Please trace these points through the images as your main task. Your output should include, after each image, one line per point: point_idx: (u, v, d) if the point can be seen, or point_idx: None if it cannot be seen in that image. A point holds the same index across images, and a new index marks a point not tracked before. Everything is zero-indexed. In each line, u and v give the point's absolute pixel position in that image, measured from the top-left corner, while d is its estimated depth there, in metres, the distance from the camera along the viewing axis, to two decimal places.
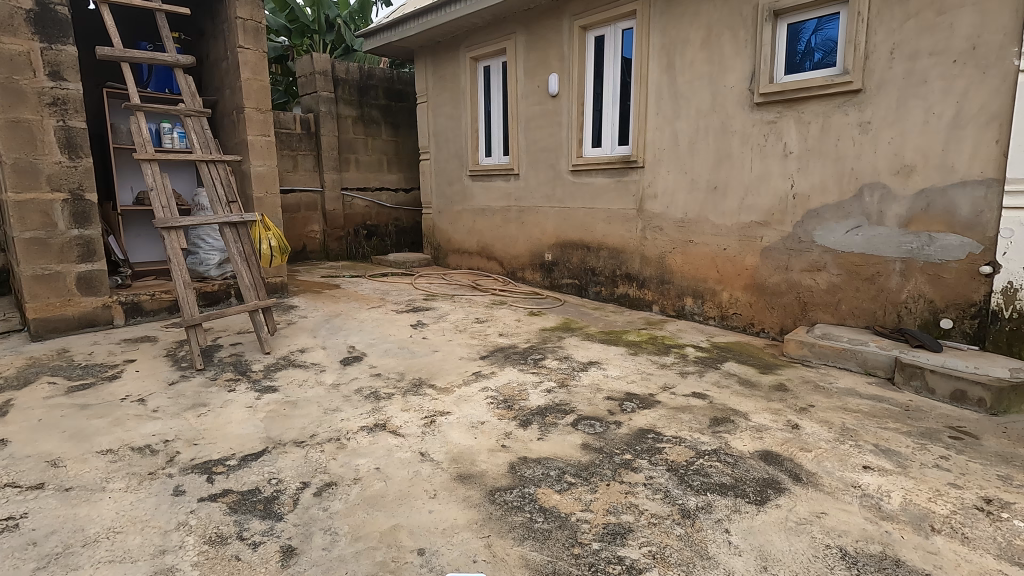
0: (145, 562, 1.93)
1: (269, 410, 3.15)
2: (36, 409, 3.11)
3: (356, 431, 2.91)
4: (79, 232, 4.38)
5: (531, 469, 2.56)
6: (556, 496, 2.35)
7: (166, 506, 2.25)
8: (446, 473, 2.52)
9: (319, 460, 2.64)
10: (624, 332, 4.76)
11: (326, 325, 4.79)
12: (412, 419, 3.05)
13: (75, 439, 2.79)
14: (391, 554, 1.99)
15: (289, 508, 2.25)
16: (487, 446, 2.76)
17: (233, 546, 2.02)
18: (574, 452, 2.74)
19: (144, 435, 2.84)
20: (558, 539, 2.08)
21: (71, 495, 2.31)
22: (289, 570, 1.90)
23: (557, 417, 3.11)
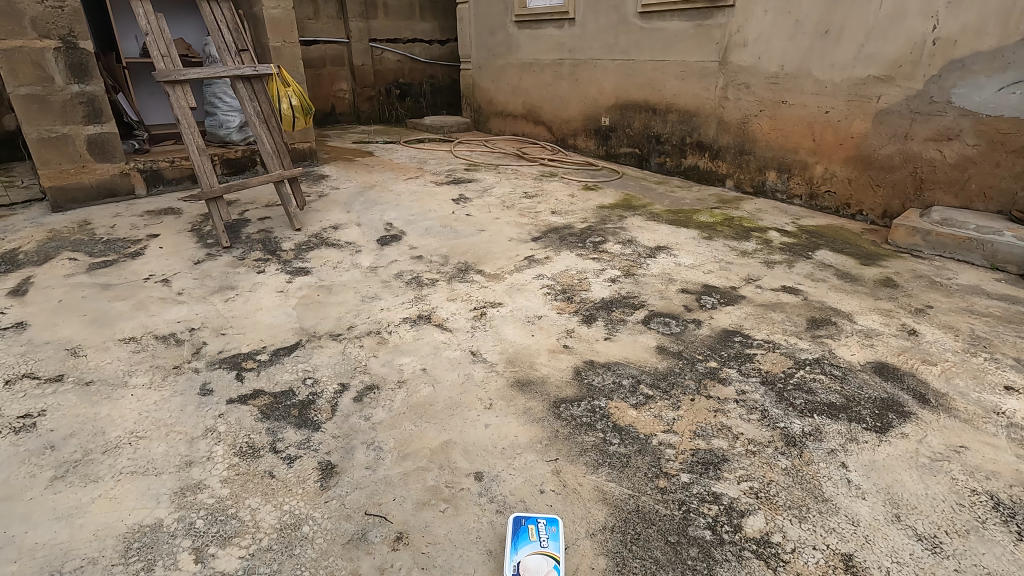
0: (170, 475, 1.71)
1: (302, 297, 2.83)
2: (56, 289, 2.88)
3: (397, 324, 2.58)
4: (80, 88, 3.88)
5: (600, 376, 2.20)
6: (632, 412, 2.00)
7: (192, 407, 2.01)
8: (502, 378, 2.19)
9: (359, 357, 2.33)
10: (694, 212, 4.15)
11: (359, 198, 4.34)
12: (459, 311, 2.69)
13: (96, 325, 2.55)
14: (444, 478, 1.71)
15: (327, 416, 1.97)
16: (547, 347, 2.40)
17: (265, 460, 1.77)
18: (649, 356, 2.34)
19: (169, 322, 2.58)
20: (639, 468, 1.76)
21: (91, 391, 2.09)
22: (329, 493, 1.65)
23: (625, 313, 2.69)
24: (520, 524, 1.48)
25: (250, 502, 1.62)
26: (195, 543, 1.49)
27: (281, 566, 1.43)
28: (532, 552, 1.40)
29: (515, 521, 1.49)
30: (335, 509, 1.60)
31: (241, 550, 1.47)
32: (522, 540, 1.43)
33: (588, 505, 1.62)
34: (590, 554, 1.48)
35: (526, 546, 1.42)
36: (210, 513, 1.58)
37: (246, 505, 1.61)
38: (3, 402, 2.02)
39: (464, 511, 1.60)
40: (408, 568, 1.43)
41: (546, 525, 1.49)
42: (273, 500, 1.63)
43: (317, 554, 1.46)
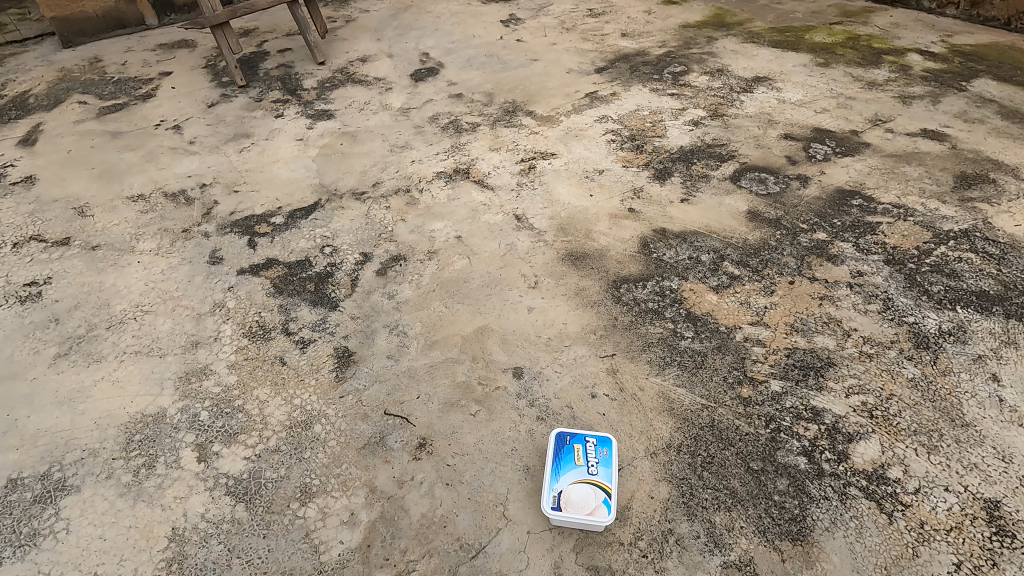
0: (175, 357, 1.53)
1: (323, 146, 2.43)
2: (65, 138, 2.62)
3: (429, 180, 2.17)
4: None
5: (672, 250, 1.77)
6: (712, 297, 1.60)
7: (200, 278, 1.78)
8: (551, 251, 1.80)
9: (384, 221, 1.99)
10: (807, 30, 3.24)
11: (391, 23, 3.67)
12: (503, 164, 2.24)
13: (104, 180, 2.30)
14: (477, 374, 1.44)
15: (346, 293, 1.70)
16: (609, 211, 1.95)
17: (277, 344, 1.55)
18: (738, 225, 1.86)
19: (179, 177, 2.30)
20: (717, 370, 1.41)
21: (97, 256, 1.90)
22: (345, 387, 1.43)
23: (709, 166, 2.14)
24: (564, 442, 1.23)
25: (258, 393, 1.43)
26: (199, 439, 1.33)
27: (289, 472, 1.25)
28: (577, 480, 1.15)
29: (557, 440, 1.23)
30: (351, 406, 1.38)
31: (247, 450, 1.30)
32: (564, 463, 1.19)
33: (649, 415, 1.32)
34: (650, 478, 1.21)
35: (569, 471, 1.17)
36: (215, 404, 1.41)
37: (254, 397, 1.42)
38: (10, 268, 1.87)
39: (499, 417, 1.34)
40: (431, 483, 1.22)
41: (596, 445, 1.21)
42: (283, 392, 1.43)
43: (329, 459, 1.27)
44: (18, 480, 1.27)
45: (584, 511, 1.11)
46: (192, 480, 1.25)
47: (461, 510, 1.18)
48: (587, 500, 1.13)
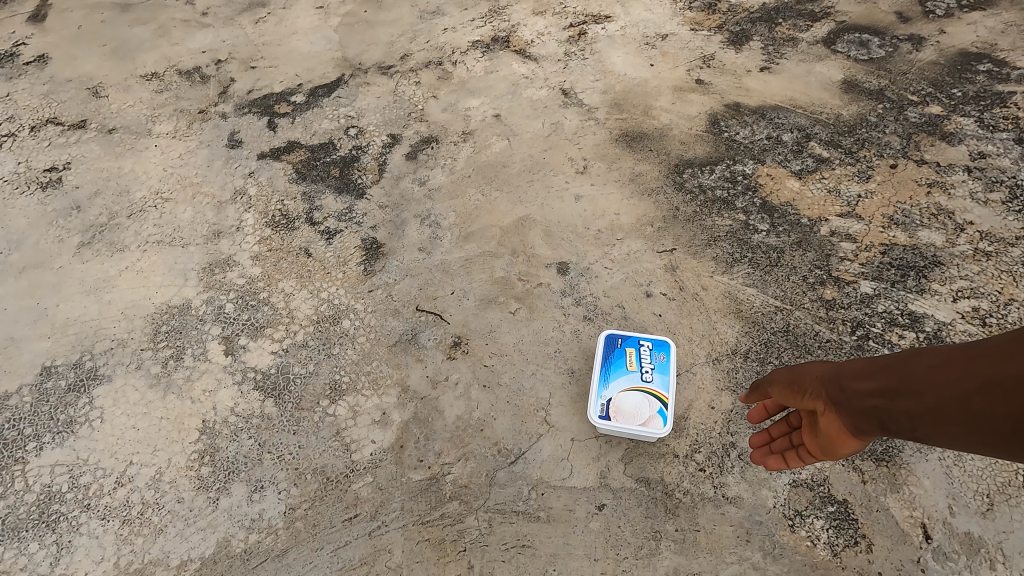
0: (198, 247, 1.44)
1: (346, 14, 2.16)
2: (74, 11, 2.40)
3: (464, 50, 1.90)
4: None
5: (748, 129, 1.50)
6: (794, 184, 1.36)
7: (219, 164, 1.65)
8: (603, 131, 1.56)
9: (414, 98, 1.77)
10: None
11: None
12: (549, 29, 1.92)
13: (116, 57, 2.13)
14: (517, 269, 1.29)
15: (373, 180, 1.54)
16: (672, 84, 1.66)
17: (301, 235, 1.44)
18: (830, 98, 1.55)
19: (193, 52, 2.10)
20: (796, 269, 1.21)
21: (115, 141, 1.78)
22: (374, 281, 1.31)
23: (798, 26, 1.77)
24: (615, 346, 1.09)
25: (284, 286, 1.33)
26: (225, 332, 1.26)
27: (318, 369, 1.18)
28: (628, 389, 1.03)
29: (607, 342, 1.09)
30: (380, 302, 1.27)
31: (274, 345, 1.23)
32: (615, 369, 1.05)
33: (712, 318, 1.16)
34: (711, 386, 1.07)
35: (620, 377, 1.05)
36: (240, 297, 1.33)
37: (280, 290, 1.33)
38: (29, 153, 1.78)
39: (541, 316, 1.21)
40: (467, 385, 1.12)
41: (651, 350, 1.07)
42: (309, 285, 1.33)
43: (358, 357, 1.19)
44: (52, 368, 1.25)
45: (636, 422, 1.00)
46: (220, 374, 1.20)
47: (499, 414, 1.08)
48: (639, 409, 1.01)
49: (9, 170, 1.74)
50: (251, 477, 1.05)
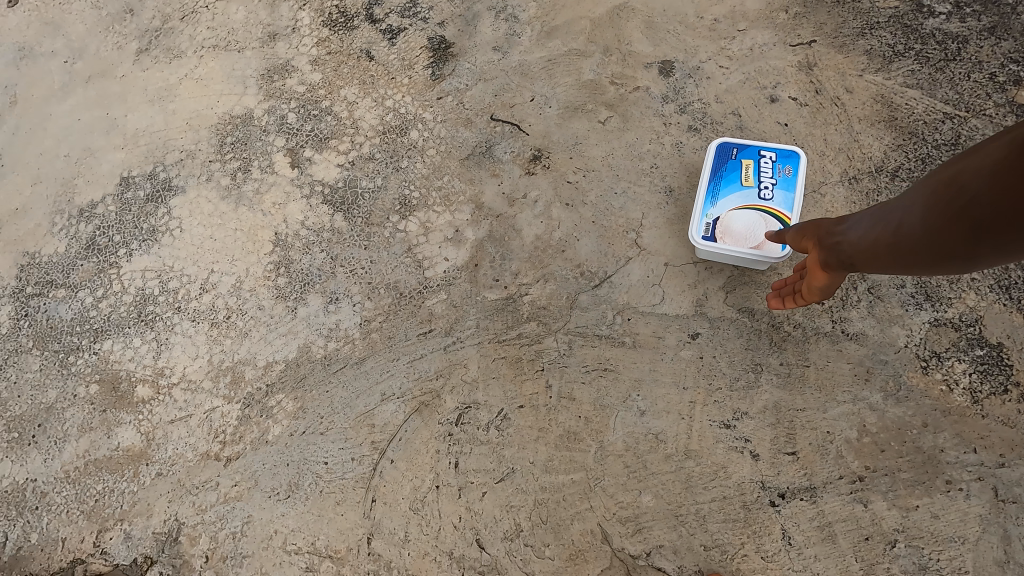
0: (254, 52, 1.31)
1: None
2: None
3: None
4: None
5: None
6: None
7: None
8: None
9: None
10: None
11: None
12: None
13: None
14: (610, 70, 1.08)
15: None
16: None
17: (361, 34, 1.26)
18: None
19: None
20: (982, 65, 0.94)
21: None
22: (444, 87, 1.15)
23: None
24: (728, 158, 0.91)
25: (346, 94, 1.20)
26: (290, 144, 1.18)
27: (386, 183, 1.09)
28: (742, 207, 0.87)
29: (719, 153, 0.91)
30: (451, 110, 1.13)
31: (340, 158, 1.14)
32: (727, 184, 0.88)
33: (854, 128, 0.94)
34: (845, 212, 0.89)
35: (734, 191, 0.88)
36: (301, 105, 1.22)
37: (342, 99, 1.20)
38: None
39: (636, 126, 1.02)
40: (548, 203, 1.00)
41: (775, 162, 0.89)
42: (373, 92, 1.19)
43: (428, 171, 1.08)
44: (130, 179, 1.24)
45: (748, 242, 0.85)
46: (289, 187, 1.14)
47: (583, 235, 0.97)
48: (753, 230, 0.86)
49: None
50: (326, 289, 1.03)
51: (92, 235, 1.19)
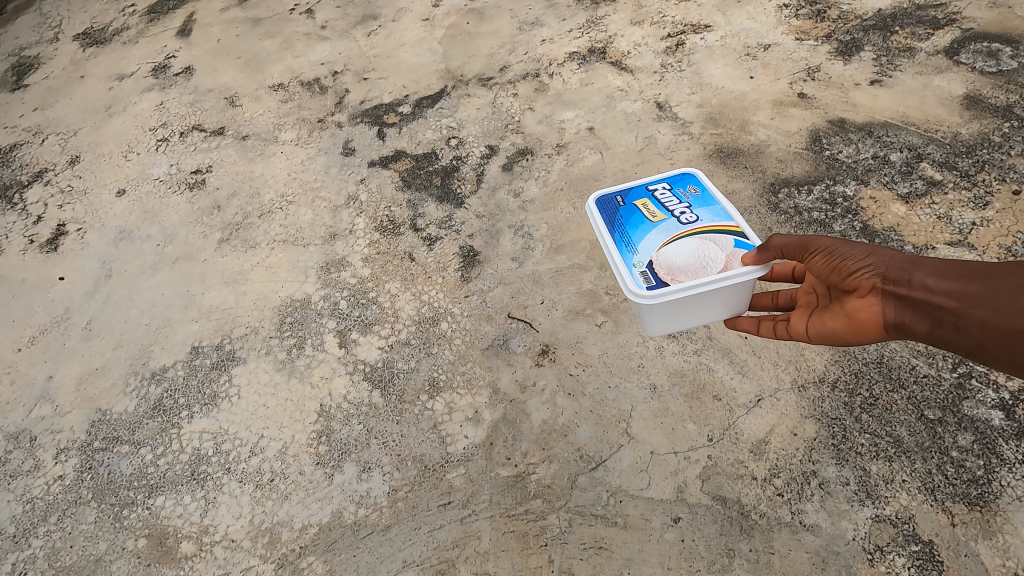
0: (317, 247, 1.62)
1: (449, 27, 2.28)
2: (215, 28, 2.72)
3: (561, 62, 1.96)
4: None
5: (853, 148, 1.45)
6: (900, 209, 1.32)
7: (336, 171, 1.82)
8: (698, 146, 1.57)
9: (511, 110, 1.85)
10: None
11: None
12: (646, 39, 1.94)
13: (249, 70, 2.39)
14: (605, 283, 1.35)
15: (471, 189, 1.65)
16: (772, 98, 1.63)
17: (405, 240, 1.57)
18: (948, 114, 1.47)
19: (313, 65, 2.31)
20: None
21: (248, 147, 2.01)
22: (470, 287, 1.42)
23: (916, 35, 1.68)
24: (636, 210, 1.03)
25: (390, 287, 1.47)
26: (339, 326, 1.42)
27: (418, 366, 1.31)
28: (678, 236, 0.96)
29: (632, 226, 1.00)
30: (476, 307, 1.38)
31: (381, 341, 1.37)
32: (651, 223, 0.99)
33: (800, 344, 1.16)
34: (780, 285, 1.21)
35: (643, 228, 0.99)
36: (352, 295, 1.48)
37: (386, 291, 1.47)
38: (180, 156, 2.07)
39: (626, 331, 1.26)
40: (553, 391, 1.21)
41: (673, 194, 1.04)
42: (412, 288, 1.46)
43: (454, 358, 1.30)
44: (199, 348, 1.46)
45: (712, 270, 0.93)
46: (335, 364, 1.35)
47: (582, 421, 1.16)
48: (701, 246, 0.96)
49: (162, 171, 2.03)
50: (360, 458, 1.19)
51: (159, 396, 1.39)
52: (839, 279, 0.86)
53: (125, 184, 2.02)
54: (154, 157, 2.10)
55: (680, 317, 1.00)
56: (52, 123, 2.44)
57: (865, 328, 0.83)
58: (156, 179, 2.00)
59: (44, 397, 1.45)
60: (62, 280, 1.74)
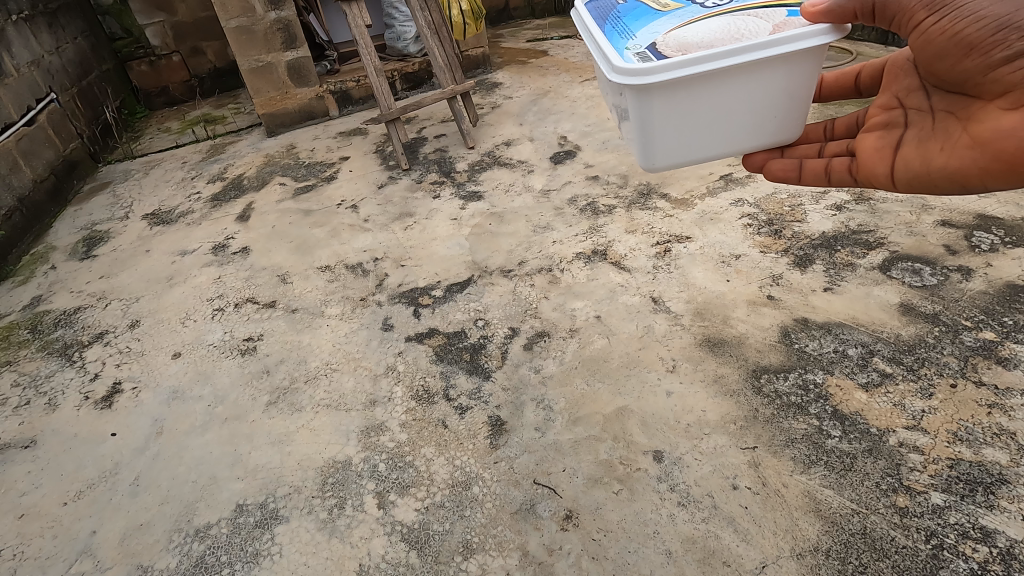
0: (358, 412, 1.82)
1: (474, 225, 2.75)
2: (271, 214, 3.21)
3: (570, 260, 2.36)
4: (277, 15, 4.09)
5: (817, 342, 1.77)
6: (862, 396, 1.58)
7: (376, 343, 2.09)
8: (688, 334, 1.89)
9: (529, 297, 2.20)
10: None
11: (532, 108, 4.02)
12: (640, 245, 2.37)
13: (300, 252, 2.79)
14: (619, 453, 1.54)
15: (497, 365, 1.91)
16: (746, 297, 2.00)
17: (439, 408, 1.78)
18: (889, 318, 1.82)
19: (357, 251, 2.72)
20: (870, 475, 1.39)
21: (297, 318, 2.30)
22: (499, 453, 1.60)
23: (854, 254, 2.11)
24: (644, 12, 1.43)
25: (425, 452, 1.64)
26: (378, 487, 1.56)
27: (452, 527, 1.43)
28: (685, 22, 1.34)
29: (644, 17, 1.42)
30: (504, 473, 1.55)
31: (417, 503, 1.51)
32: (660, 17, 1.39)
33: (794, 515, 1.33)
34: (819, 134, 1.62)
35: (654, 22, 1.38)
36: (390, 457, 1.65)
37: (422, 455, 1.64)
38: (234, 324, 2.34)
39: (640, 498, 1.43)
40: (578, 554, 1.34)
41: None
42: (446, 452, 1.63)
43: (485, 520, 1.44)
44: (243, 506, 1.58)
45: (731, 35, 1.28)
46: (374, 524, 1.47)
47: None
48: (720, 24, 1.32)
49: (217, 336, 2.29)
50: None
51: (202, 553, 1.47)
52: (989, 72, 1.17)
53: (181, 347, 2.26)
54: (210, 323, 2.37)
55: (691, 101, 1.33)
56: (116, 289, 2.76)
57: (989, 130, 1.19)
58: (211, 343, 2.25)
59: (86, 552, 1.53)
60: (113, 436, 1.89)
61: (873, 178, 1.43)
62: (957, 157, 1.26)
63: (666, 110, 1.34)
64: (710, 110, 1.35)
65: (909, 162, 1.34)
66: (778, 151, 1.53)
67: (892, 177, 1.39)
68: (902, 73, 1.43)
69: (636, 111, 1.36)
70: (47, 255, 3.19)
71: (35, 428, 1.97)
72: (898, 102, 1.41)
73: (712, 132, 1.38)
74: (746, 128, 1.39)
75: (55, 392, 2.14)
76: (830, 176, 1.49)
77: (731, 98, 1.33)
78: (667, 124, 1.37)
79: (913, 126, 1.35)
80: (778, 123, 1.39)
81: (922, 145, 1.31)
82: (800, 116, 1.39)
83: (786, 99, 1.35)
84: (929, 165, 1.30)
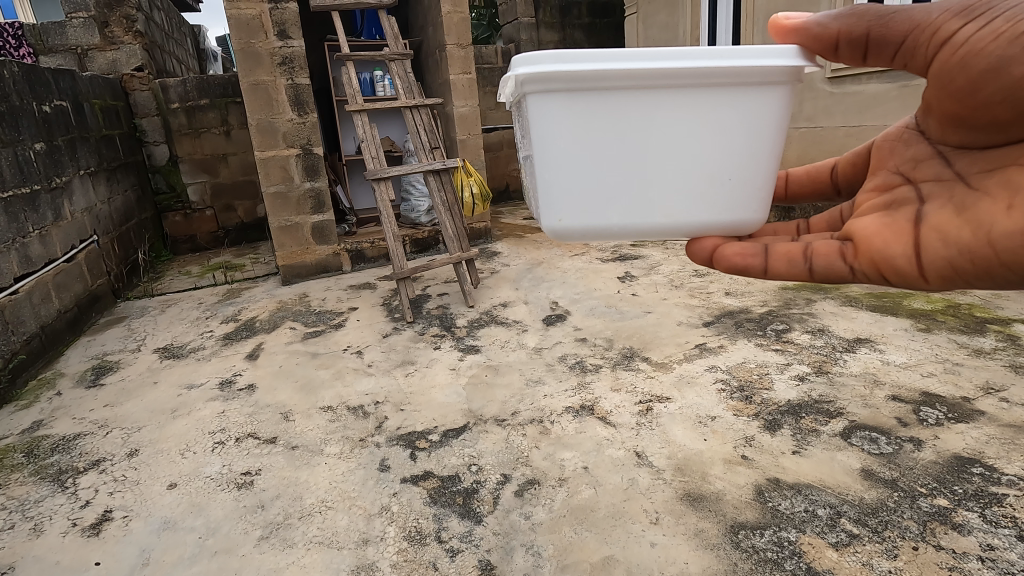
0: (350, 551, 1.84)
1: (472, 375, 2.97)
2: (279, 355, 3.42)
3: (559, 413, 2.54)
4: (311, 185, 4.74)
5: (788, 501, 1.90)
6: (833, 554, 1.69)
7: (372, 483, 2.17)
8: (670, 488, 2.01)
9: (521, 446, 2.33)
10: (905, 297, 3.53)
11: (528, 276, 4.48)
12: (624, 403, 2.58)
13: (305, 391, 2.95)
14: None
15: (489, 509, 1.99)
16: (723, 456, 2.16)
17: (430, 549, 1.83)
18: (852, 481, 1.98)
19: (359, 393, 2.88)
20: None
21: (296, 455, 2.39)
22: None
23: (817, 421, 2.33)
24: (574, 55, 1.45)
25: None
26: None
27: None
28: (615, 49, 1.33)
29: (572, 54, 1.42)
30: None
31: None
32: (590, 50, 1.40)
33: None
34: (791, 232, 1.45)
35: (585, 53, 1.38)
36: None
37: None
38: (233, 457, 2.41)
39: None
40: None
41: None
42: None
43: None
44: None
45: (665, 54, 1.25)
46: None
47: None
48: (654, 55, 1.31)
49: (214, 469, 2.35)
50: None
51: None
52: (1007, 138, 1.09)
53: (178, 478, 2.30)
54: (209, 456, 2.44)
55: (605, 126, 1.27)
56: (119, 417, 2.84)
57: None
58: (207, 476, 2.29)
59: None
60: (97, 564, 1.87)
61: (889, 266, 1.15)
62: (992, 224, 1.05)
63: (577, 131, 1.27)
64: (635, 139, 1.28)
65: (943, 237, 1.10)
66: (732, 239, 1.36)
67: (918, 260, 1.12)
68: (901, 146, 1.29)
69: (540, 129, 1.29)
70: (54, 381, 3.31)
71: (15, 553, 1.95)
72: (902, 177, 1.24)
73: (638, 175, 1.29)
74: (683, 173, 1.29)
75: (42, 517, 2.14)
76: (814, 263, 1.25)
77: (661, 124, 1.27)
78: (582, 152, 1.28)
79: (933, 198, 1.16)
80: (731, 171, 1.29)
81: (946, 223, 1.11)
82: (752, 167, 1.29)
83: (737, 142, 1.28)
84: (986, 233, 1.06)
